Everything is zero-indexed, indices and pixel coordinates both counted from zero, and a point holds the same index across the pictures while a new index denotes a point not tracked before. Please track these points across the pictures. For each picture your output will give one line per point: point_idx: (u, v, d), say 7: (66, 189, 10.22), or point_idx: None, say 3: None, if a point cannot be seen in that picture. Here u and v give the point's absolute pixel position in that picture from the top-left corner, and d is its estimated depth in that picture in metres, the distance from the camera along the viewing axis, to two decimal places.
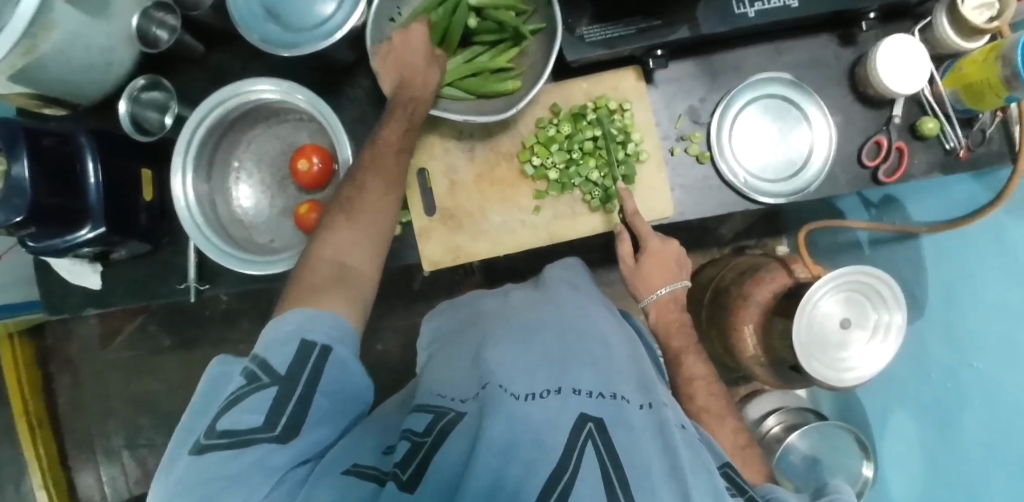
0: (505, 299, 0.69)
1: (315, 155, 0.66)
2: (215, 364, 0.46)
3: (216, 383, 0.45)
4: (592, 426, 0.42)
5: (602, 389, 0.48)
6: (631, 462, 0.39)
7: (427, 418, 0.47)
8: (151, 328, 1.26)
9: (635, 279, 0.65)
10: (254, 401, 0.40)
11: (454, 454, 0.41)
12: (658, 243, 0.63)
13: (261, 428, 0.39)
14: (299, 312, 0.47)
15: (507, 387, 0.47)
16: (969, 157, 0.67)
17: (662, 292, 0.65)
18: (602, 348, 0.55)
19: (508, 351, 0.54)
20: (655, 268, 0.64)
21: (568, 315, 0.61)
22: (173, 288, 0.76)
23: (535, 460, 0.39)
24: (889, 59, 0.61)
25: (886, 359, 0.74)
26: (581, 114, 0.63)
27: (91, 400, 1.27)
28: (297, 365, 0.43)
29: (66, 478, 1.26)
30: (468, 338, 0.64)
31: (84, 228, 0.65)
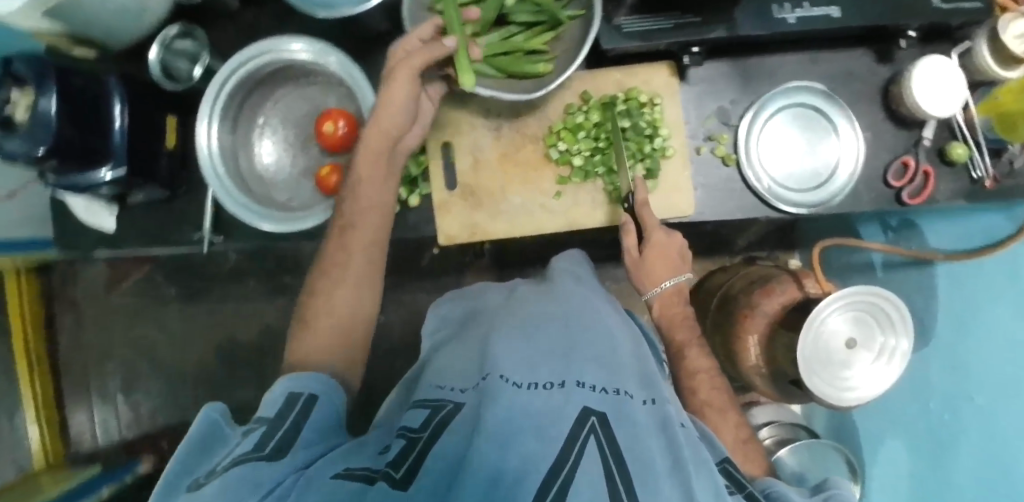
0: (507, 295, 0.69)
1: (341, 118, 0.65)
2: (209, 409, 0.46)
3: (211, 430, 0.44)
4: (595, 421, 0.41)
5: (606, 384, 0.47)
6: (633, 457, 0.40)
7: (425, 414, 0.49)
8: (158, 278, 1.27)
9: (639, 274, 0.63)
10: (247, 439, 0.41)
11: (451, 449, 0.41)
12: (663, 238, 0.60)
13: (251, 450, 0.39)
14: (289, 377, 0.51)
15: (508, 377, 0.47)
16: (994, 187, 0.66)
17: (666, 286, 0.63)
18: (608, 340, 0.55)
19: (510, 342, 0.54)
20: (659, 264, 0.62)
21: (574, 307, 0.61)
22: (186, 237, 0.76)
23: (532, 455, 0.38)
24: (925, 80, 0.60)
25: (886, 381, 0.75)
26: (611, 103, 0.62)
27: (92, 342, 1.29)
28: (286, 409, 0.46)
29: (60, 416, 1.28)
30: (471, 332, 0.64)
31: (105, 168, 0.65)
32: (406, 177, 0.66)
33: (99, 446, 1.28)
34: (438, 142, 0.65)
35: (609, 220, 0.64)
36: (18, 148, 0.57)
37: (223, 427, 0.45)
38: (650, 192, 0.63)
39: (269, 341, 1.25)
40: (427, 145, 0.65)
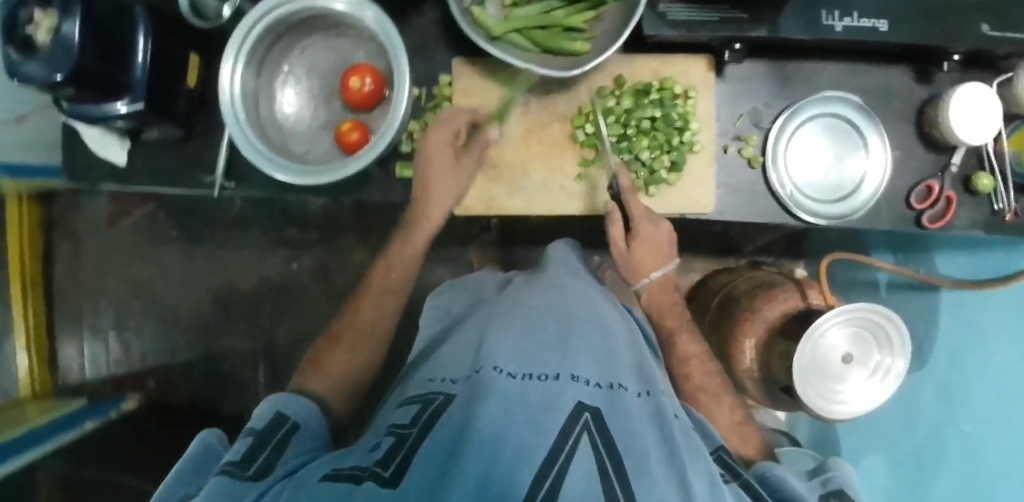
0: (501, 290, 0.70)
1: (369, 75, 0.64)
2: (204, 436, 0.51)
3: (198, 458, 0.48)
4: (588, 416, 0.42)
5: (600, 379, 0.48)
6: (628, 449, 0.41)
7: (414, 410, 0.48)
8: (160, 218, 1.26)
9: (626, 264, 0.63)
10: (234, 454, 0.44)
11: (440, 441, 0.40)
12: (649, 228, 0.60)
13: (236, 467, 0.42)
14: (277, 396, 0.55)
15: (502, 369, 0.46)
16: (1014, 222, 0.65)
17: (655, 276, 0.63)
18: (604, 336, 0.55)
19: (504, 330, 0.53)
20: (646, 254, 0.61)
21: (571, 299, 0.61)
22: (198, 180, 0.75)
23: (527, 445, 0.37)
24: (962, 107, 0.59)
25: (878, 399, 0.76)
26: (644, 91, 0.61)
27: (88, 275, 1.28)
28: (270, 430, 0.49)
29: (49, 345, 1.28)
30: (467, 323, 0.64)
31: (122, 101, 0.63)
32: None
33: (86, 379, 1.29)
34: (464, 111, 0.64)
35: (588, 210, 0.64)
36: (34, 72, 0.53)
37: (208, 451, 0.50)
38: (672, 186, 0.63)
39: (266, 293, 1.25)
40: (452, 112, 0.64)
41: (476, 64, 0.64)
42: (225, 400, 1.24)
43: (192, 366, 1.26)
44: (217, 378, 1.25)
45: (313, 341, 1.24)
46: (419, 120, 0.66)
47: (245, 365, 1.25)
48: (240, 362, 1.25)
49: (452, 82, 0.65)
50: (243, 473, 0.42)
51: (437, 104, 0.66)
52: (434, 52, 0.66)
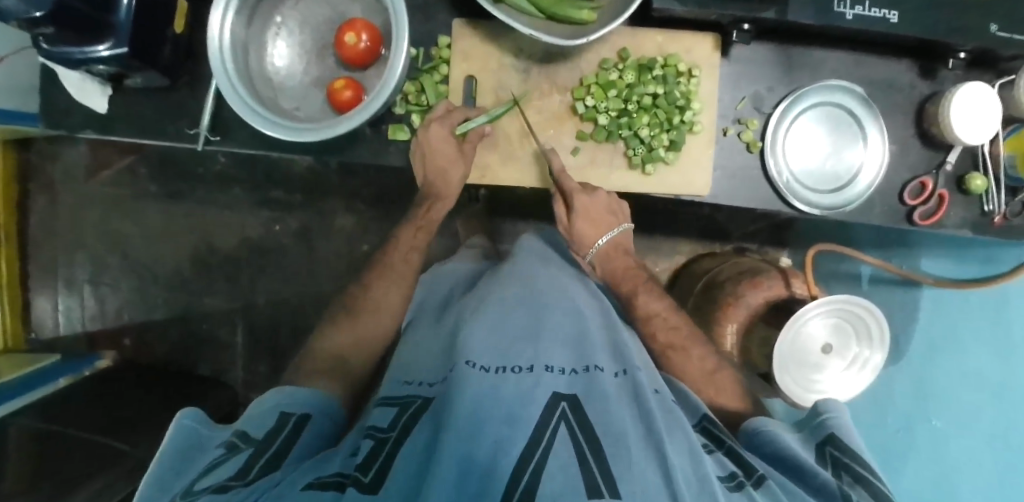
0: (470, 288, 0.72)
1: (365, 32, 0.61)
2: (185, 417, 0.50)
3: (189, 440, 0.48)
4: (565, 406, 0.43)
5: (575, 364, 0.50)
6: (605, 430, 0.41)
7: (392, 413, 0.48)
8: (141, 172, 1.22)
9: (572, 235, 0.68)
10: (232, 461, 0.44)
11: (417, 450, 0.41)
12: (587, 201, 0.63)
13: (233, 476, 0.42)
14: (281, 390, 0.56)
15: (475, 363, 0.48)
16: (1001, 224, 0.66)
17: (602, 241, 0.68)
18: (578, 322, 0.56)
19: (477, 328, 0.54)
20: (587, 226, 0.65)
21: (542, 287, 0.62)
22: (181, 132, 0.72)
23: (503, 440, 0.39)
24: (964, 107, 0.59)
25: (855, 389, 0.77)
26: (648, 66, 0.61)
27: (64, 227, 1.24)
28: (274, 429, 0.49)
29: (22, 297, 1.24)
30: (444, 321, 0.65)
31: (104, 45, 0.58)
32: (423, 105, 0.64)
33: (60, 334, 1.25)
34: (463, 74, 0.63)
35: (543, 183, 0.64)
36: (13, 8, 0.50)
37: (200, 432, 0.49)
38: (669, 165, 0.62)
39: (247, 254, 1.23)
40: (451, 75, 0.63)
41: (478, 27, 0.62)
42: (202, 361, 1.23)
43: (170, 325, 1.24)
44: (195, 338, 1.23)
45: (294, 305, 1.22)
46: (415, 81, 0.64)
47: (224, 326, 1.23)
48: (219, 323, 1.23)
49: (451, 44, 0.63)
50: (236, 479, 0.42)
51: (436, 66, 0.64)
52: (434, 10, 0.63)
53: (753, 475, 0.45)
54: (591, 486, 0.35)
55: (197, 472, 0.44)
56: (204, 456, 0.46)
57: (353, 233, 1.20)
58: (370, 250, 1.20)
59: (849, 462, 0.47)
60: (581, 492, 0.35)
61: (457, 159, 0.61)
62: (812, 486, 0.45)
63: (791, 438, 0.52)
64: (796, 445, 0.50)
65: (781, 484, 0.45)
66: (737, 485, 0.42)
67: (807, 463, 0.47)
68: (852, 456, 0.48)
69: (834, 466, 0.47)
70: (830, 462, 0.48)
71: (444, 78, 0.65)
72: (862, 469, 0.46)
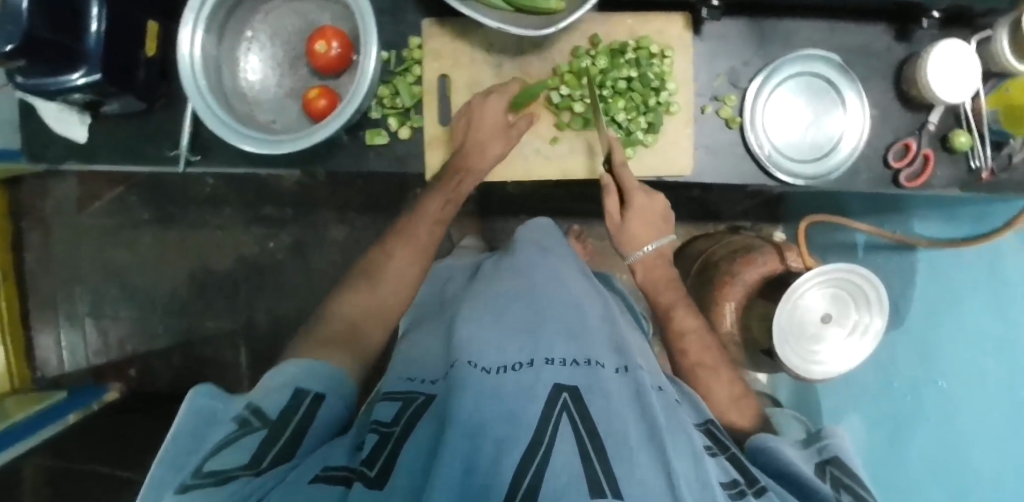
0: (473, 276, 0.71)
1: (335, 39, 0.61)
2: (196, 395, 0.48)
3: (204, 414, 0.47)
4: (567, 397, 0.43)
5: (576, 357, 0.49)
6: (606, 429, 0.41)
7: (396, 407, 0.48)
8: (131, 200, 1.22)
9: (619, 235, 0.67)
10: (249, 440, 0.44)
11: (420, 444, 0.41)
12: (643, 200, 0.63)
13: (248, 465, 0.42)
14: (299, 361, 0.54)
15: (477, 362, 0.47)
16: (990, 180, 0.65)
17: (648, 250, 0.67)
18: (577, 312, 0.56)
19: (477, 321, 0.54)
20: (639, 225, 0.65)
21: (539, 276, 0.61)
22: (163, 155, 0.72)
23: (505, 438, 0.39)
24: (941, 66, 0.58)
25: (857, 358, 0.75)
26: (620, 51, 0.61)
27: (61, 262, 1.25)
28: (288, 411, 0.48)
29: (25, 336, 1.25)
30: (444, 312, 0.65)
31: (78, 72, 0.58)
32: (399, 107, 0.64)
33: (66, 370, 1.26)
34: (435, 74, 0.64)
35: (590, 173, 0.64)
36: None
37: (212, 406, 0.48)
38: (648, 147, 0.63)
39: (243, 274, 1.23)
40: (424, 75, 0.64)
41: (447, 25, 0.63)
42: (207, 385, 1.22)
43: (173, 352, 1.24)
44: (199, 363, 1.23)
45: (295, 321, 1.22)
46: (388, 84, 0.64)
47: (226, 348, 1.23)
48: (221, 345, 1.23)
49: (422, 44, 0.64)
50: (248, 468, 0.41)
51: (408, 67, 0.64)
52: (403, 12, 0.64)
53: (754, 485, 0.45)
54: (593, 484, 0.36)
55: (209, 451, 0.43)
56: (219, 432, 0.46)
57: (345, 244, 1.20)
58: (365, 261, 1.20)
59: (850, 484, 0.49)
60: (582, 490, 0.35)
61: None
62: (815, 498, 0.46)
63: (792, 451, 0.52)
64: (797, 459, 0.50)
65: (781, 496, 0.45)
66: (738, 493, 0.42)
67: (806, 479, 0.47)
68: (852, 479, 0.49)
69: (833, 484, 0.49)
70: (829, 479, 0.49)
71: (417, 79, 0.65)
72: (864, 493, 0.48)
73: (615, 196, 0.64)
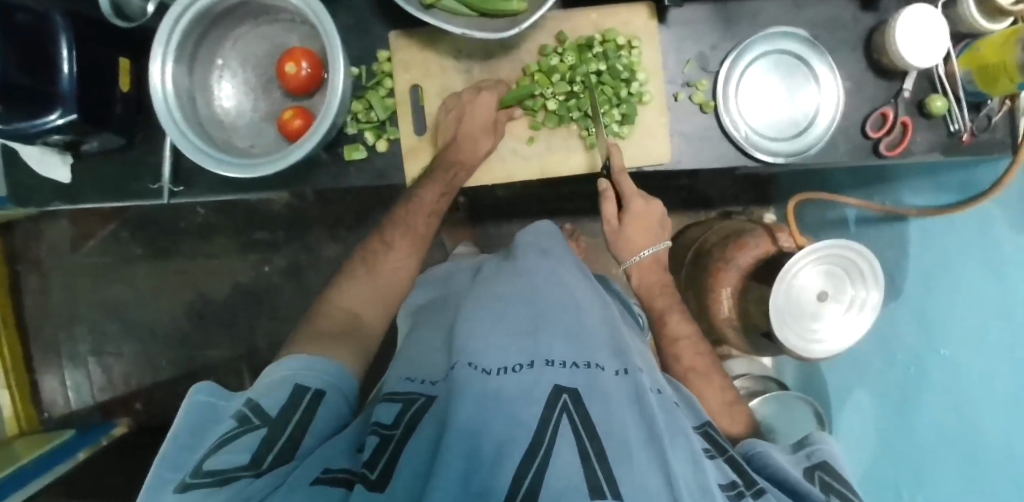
0: (474, 276, 0.71)
1: (304, 59, 0.62)
2: (197, 391, 0.49)
3: (206, 413, 0.48)
4: (567, 399, 0.43)
5: (576, 359, 0.48)
6: (606, 432, 0.41)
7: (397, 409, 0.48)
8: (124, 236, 1.23)
9: (617, 241, 0.69)
10: (246, 439, 0.43)
11: (421, 445, 0.41)
12: (641, 206, 0.66)
13: (246, 465, 0.41)
14: (297, 357, 0.55)
15: (477, 363, 0.47)
16: (970, 142, 0.65)
17: (645, 254, 0.68)
18: (575, 312, 0.56)
19: (476, 321, 0.53)
20: (637, 230, 0.67)
21: (536, 276, 0.61)
22: (146, 188, 0.72)
23: (504, 440, 0.38)
24: (909, 32, 0.58)
25: (857, 332, 0.75)
26: (587, 46, 0.62)
27: (60, 304, 1.25)
28: (287, 408, 0.48)
29: (30, 380, 1.25)
30: (442, 315, 0.65)
31: (55, 114, 0.58)
32: (374, 121, 0.64)
33: (73, 410, 1.26)
34: (407, 85, 0.64)
35: (590, 169, 0.65)
36: None
37: (215, 405, 0.49)
38: (625, 139, 0.63)
39: (241, 300, 1.23)
40: (396, 87, 0.64)
41: (414, 35, 0.63)
42: None
43: (178, 383, 1.24)
44: None
45: None
46: (361, 100, 0.64)
47: (230, 375, 1.23)
48: (224, 373, 1.23)
49: (391, 56, 0.64)
50: (249, 469, 0.41)
51: (379, 81, 0.65)
52: (370, 27, 0.64)
53: (753, 486, 0.44)
54: (593, 486, 0.35)
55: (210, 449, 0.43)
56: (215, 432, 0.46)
57: (338, 261, 1.20)
58: None
59: (841, 489, 0.47)
60: (583, 494, 0.35)
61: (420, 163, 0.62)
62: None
63: (784, 458, 0.51)
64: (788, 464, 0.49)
65: (779, 498, 0.44)
66: (737, 495, 0.42)
67: (800, 484, 0.46)
68: (844, 483, 0.48)
69: (824, 488, 0.48)
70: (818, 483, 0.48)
71: (390, 92, 0.65)
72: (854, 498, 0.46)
73: (611, 200, 0.67)
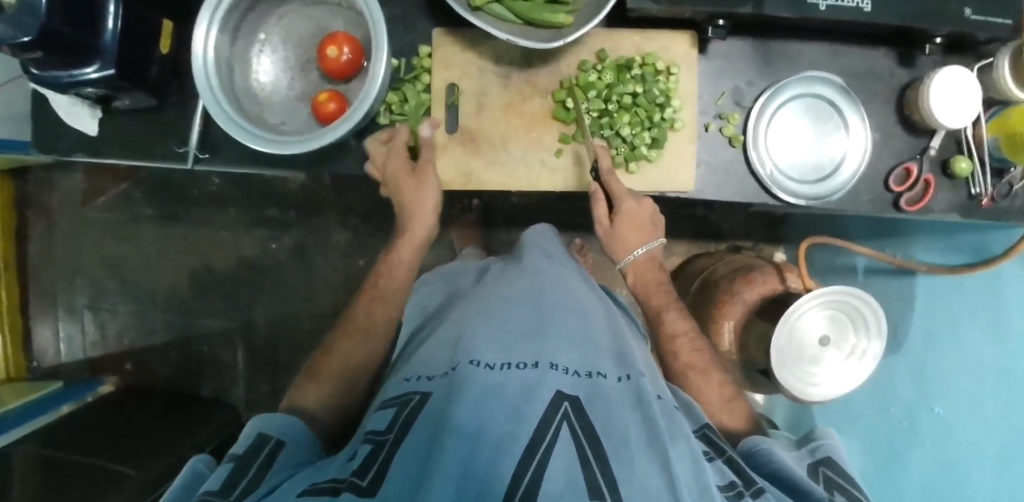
0: (478, 279, 0.71)
1: (346, 44, 0.62)
2: (192, 461, 0.48)
3: (196, 478, 0.46)
4: (568, 406, 0.43)
5: (579, 366, 0.49)
6: (607, 435, 0.41)
7: (392, 412, 0.48)
8: (136, 196, 1.23)
9: (610, 241, 0.66)
10: (215, 478, 0.44)
11: (416, 447, 0.41)
12: (633, 205, 0.63)
13: (216, 495, 0.41)
14: (263, 414, 0.55)
15: (479, 362, 0.47)
16: (990, 207, 0.66)
17: (637, 254, 0.67)
18: (580, 321, 0.56)
19: (481, 324, 0.54)
20: (629, 231, 0.64)
21: (544, 285, 0.61)
22: (170, 151, 0.73)
23: (503, 440, 0.38)
24: (943, 92, 0.58)
25: (855, 381, 0.75)
26: (626, 66, 0.63)
27: (63, 255, 1.25)
28: (253, 448, 0.49)
29: (24, 327, 1.25)
30: (447, 314, 0.65)
31: (91, 67, 0.59)
32: (406, 114, 0.65)
33: (62, 361, 1.26)
34: (444, 83, 0.65)
35: (580, 185, 0.65)
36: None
37: (200, 472, 0.47)
38: (652, 162, 0.63)
39: (244, 273, 1.23)
40: (433, 85, 0.65)
41: (457, 35, 0.64)
42: (203, 383, 1.22)
43: (170, 348, 1.24)
44: (194, 360, 1.23)
45: (292, 323, 1.22)
46: (397, 91, 0.65)
47: (224, 346, 1.23)
48: (218, 344, 1.23)
49: (432, 53, 0.65)
50: (220, 496, 0.41)
51: (418, 75, 0.66)
52: (414, 21, 0.65)
53: (752, 486, 0.44)
54: (593, 488, 0.36)
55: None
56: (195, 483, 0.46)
57: (347, 249, 1.21)
58: (366, 265, 1.21)
59: (843, 484, 0.49)
60: (581, 495, 0.35)
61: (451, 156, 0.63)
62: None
63: (785, 454, 0.52)
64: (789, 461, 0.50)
65: (778, 498, 0.45)
66: (736, 496, 0.42)
67: (801, 481, 0.46)
68: (846, 479, 0.49)
69: (827, 485, 0.49)
70: (822, 480, 0.49)
71: (426, 88, 0.66)
72: (855, 491, 0.47)
73: (603, 202, 0.64)
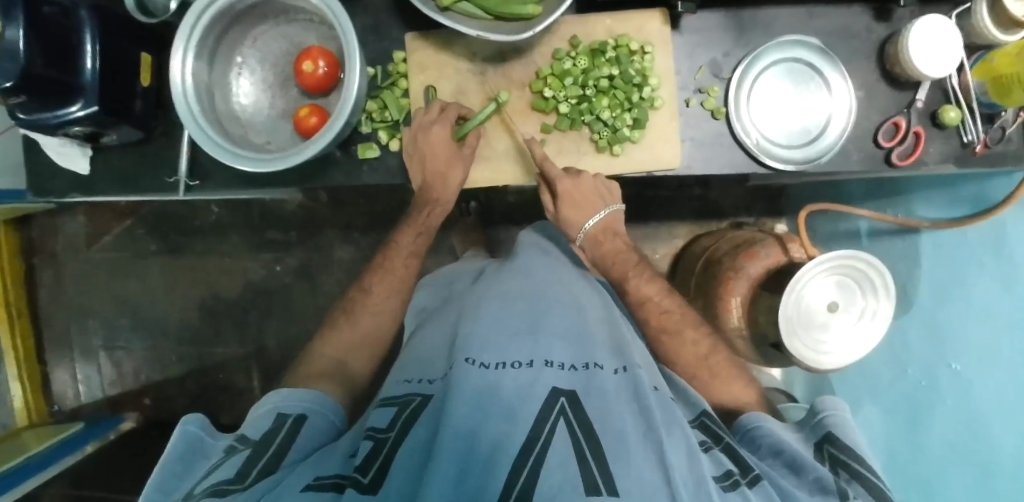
0: (474, 281, 0.71)
1: (322, 58, 0.63)
2: (188, 421, 0.48)
3: (195, 451, 0.46)
4: (564, 401, 0.43)
5: (574, 360, 0.49)
6: (603, 428, 0.41)
7: (392, 412, 0.47)
8: (138, 232, 1.25)
9: (560, 221, 0.68)
10: (229, 463, 0.43)
11: (415, 446, 0.41)
12: (570, 184, 0.63)
13: (233, 479, 0.41)
14: (280, 392, 0.55)
15: (474, 359, 0.47)
16: (984, 153, 0.64)
17: (590, 225, 0.67)
18: (573, 314, 0.56)
19: (477, 322, 0.54)
20: (574, 211, 0.65)
21: (537, 284, 0.61)
22: (162, 182, 0.73)
23: (500, 440, 0.38)
24: (923, 42, 0.57)
25: (864, 348, 0.73)
26: (600, 50, 0.63)
27: (73, 298, 1.27)
28: (271, 432, 0.49)
29: (42, 373, 1.27)
30: (445, 314, 0.65)
31: (75, 106, 0.59)
32: (388, 121, 0.66)
33: (82, 402, 1.28)
34: (421, 85, 0.65)
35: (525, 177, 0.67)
36: None
37: (204, 438, 0.48)
38: (636, 143, 0.64)
39: (251, 298, 1.24)
40: (411, 88, 0.66)
41: (430, 37, 0.65)
42: (219, 410, 1.23)
43: (186, 379, 1.25)
44: (211, 389, 1.24)
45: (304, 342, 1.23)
46: (377, 99, 0.66)
47: (237, 372, 1.24)
48: (233, 371, 1.24)
49: (407, 57, 0.65)
50: (236, 483, 0.41)
51: (395, 81, 0.67)
52: (388, 28, 0.66)
53: (748, 474, 0.43)
54: (589, 482, 0.35)
55: (202, 478, 0.43)
56: (204, 456, 0.46)
57: (350, 263, 1.21)
58: None
59: (848, 461, 0.47)
60: (577, 490, 0.34)
61: (453, 160, 0.64)
62: (807, 480, 0.45)
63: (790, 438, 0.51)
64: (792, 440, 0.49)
65: (775, 484, 0.44)
66: (731, 485, 0.41)
67: (804, 459, 0.46)
68: (850, 454, 0.47)
69: (832, 465, 0.47)
70: (828, 459, 0.48)
71: (405, 92, 0.67)
72: (860, 467, 0.46)
73: (546, 187, 0.66)
